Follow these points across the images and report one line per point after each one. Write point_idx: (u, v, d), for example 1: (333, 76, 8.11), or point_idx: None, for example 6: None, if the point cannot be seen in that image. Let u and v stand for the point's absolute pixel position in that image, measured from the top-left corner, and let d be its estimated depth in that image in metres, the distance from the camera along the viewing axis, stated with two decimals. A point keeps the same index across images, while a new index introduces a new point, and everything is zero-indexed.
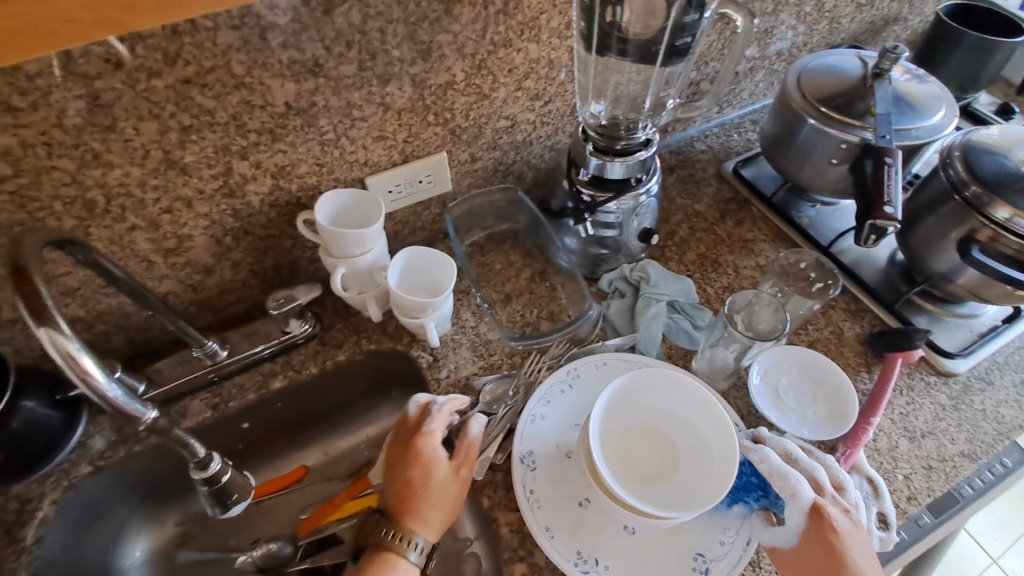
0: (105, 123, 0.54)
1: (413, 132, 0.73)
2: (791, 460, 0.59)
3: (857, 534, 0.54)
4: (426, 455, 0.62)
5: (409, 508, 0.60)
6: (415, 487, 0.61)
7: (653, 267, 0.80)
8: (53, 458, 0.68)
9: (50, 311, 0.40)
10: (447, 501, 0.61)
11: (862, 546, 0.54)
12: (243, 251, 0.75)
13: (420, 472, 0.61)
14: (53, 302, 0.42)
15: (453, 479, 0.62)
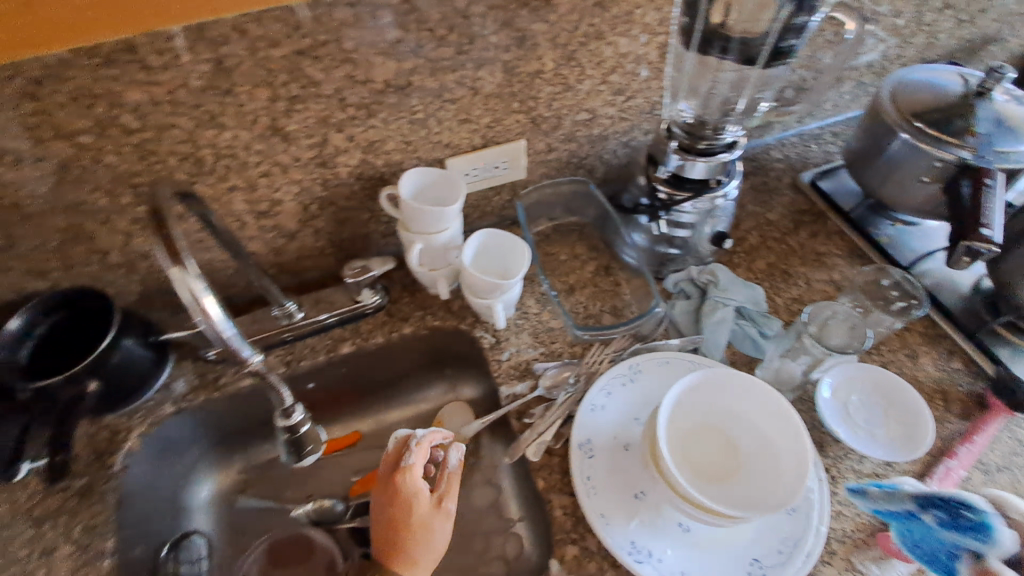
0: (225, 87, 0.58)
1: (496, 118, 0.75)
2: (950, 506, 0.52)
3: None
4: (407, 491, 0.66)
5: (396, 543, 0.64)
6: (399, 521, 0.65)
7: (722, 271, 0.79)
8: (145, 394, 0.74)
9: (181, 253, 0.43)
10: (429, 533, 0.65)
11: None
12: (324, 220, 0.78)
13: (403, 507, 0.65)
14: (185, 246, 0.45)
15: (434, 512, 0.66)
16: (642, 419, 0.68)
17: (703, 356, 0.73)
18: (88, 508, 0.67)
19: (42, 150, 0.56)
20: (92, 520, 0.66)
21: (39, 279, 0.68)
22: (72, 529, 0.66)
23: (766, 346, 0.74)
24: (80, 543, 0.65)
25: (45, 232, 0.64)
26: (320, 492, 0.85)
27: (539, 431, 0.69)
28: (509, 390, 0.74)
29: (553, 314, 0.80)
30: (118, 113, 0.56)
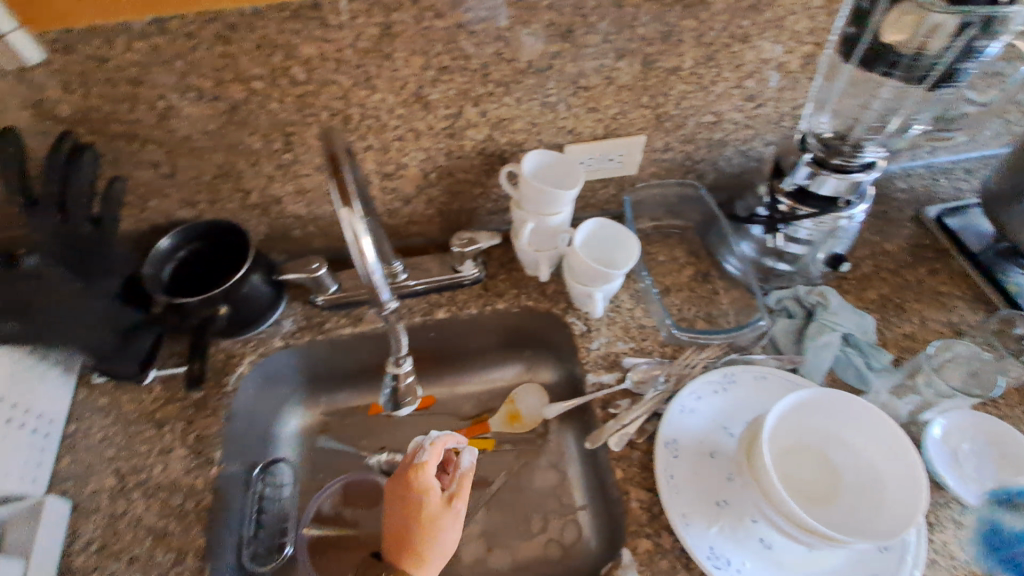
0: (386, 51, 0.61)
1: (623, 111, 0.75)
2: None
3: None
4: (419, 488, 0.66)
5: (405, 539, 0.65)
6: (410, 517, 0.65)
7: (833, 294, 0.77)
8: (259, 326, 0.80)
9: (350, 194, 0.47)
10: (439, 532, 0.65)
11: None
12: (439, 189, 0.82)
13: (413, 505, 0.66)
14: (353, 186, 0.48)
15: (444, 511, 0.66)
16: (730, 429, 0.68)
17: (801, 377, 0.72)
18: (202, 419, 0.73)
19: (220, 90, 0.62)
20: (205, 431, 0.72)
21: (187, 208, 0.75)
22: (187, 434, 0.72)
23: (873, 378, 0.72)
24: (193, 449, 0.71)
25: (203, 166, 0.70)
26: (394, 445, 0.89)
27: (623, 424, 0.70)
28: (595, 378, 0.75)
29: (646, 312, 0.80)
30: (290, 65, 0.61)
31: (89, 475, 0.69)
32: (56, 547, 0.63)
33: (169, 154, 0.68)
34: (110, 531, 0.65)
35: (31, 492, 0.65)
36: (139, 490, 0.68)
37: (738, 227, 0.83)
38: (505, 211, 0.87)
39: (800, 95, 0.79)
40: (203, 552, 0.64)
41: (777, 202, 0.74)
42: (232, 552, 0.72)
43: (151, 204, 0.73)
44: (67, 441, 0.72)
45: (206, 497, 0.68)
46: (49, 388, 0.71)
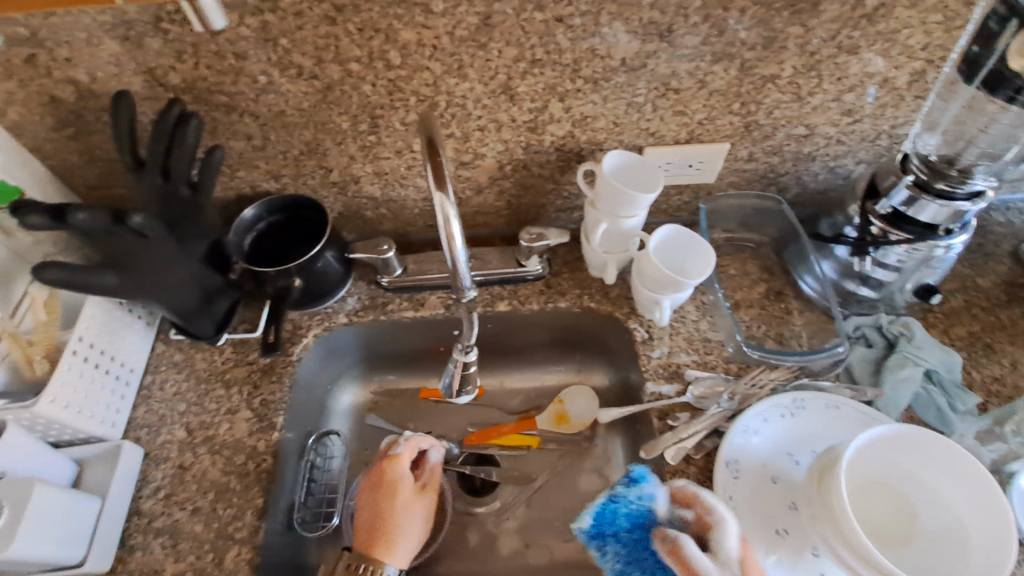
0: (482, 41, 0.62)
1: (711, 116, 0.73)
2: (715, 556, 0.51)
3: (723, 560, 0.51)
4: (395, 479, 0.69)
5: (377, 528, 0.67)
6: (382, 503, 0.68)
7: (918, 326, 0.73)
8: (327, 301, 0.82)
9: (445, 178, 0.50)
10: (410, 517, 0.68)
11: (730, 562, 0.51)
12: (512, 182, 0.81)
13: (389, 493, 0.69)
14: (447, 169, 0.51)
15: (415, 499, 0.70)
16: (796, 456, 0.65)
17: (877, 412, 0.68)
18: (267, 384, 0.75)
19: (319, 69, 0.64)
20: (270, 396, 0.74)
21: (272, 180, 0.78)
22: (253, 397, 0.74)
23: (957, 422, 0.67)
24: (257, 412, 0.73)
25: (291, 141, 0.72)
26: (440, 431, 0.90)
27: (680, 437, 0.67)
28: (654, 388, 0.73)
29: (713, 325, 0.78)
30: (388, 48, 0.62)
31: (162, 425, 0.72)
32: (129, 490, 0.67)
33: (263, 127, 0.70)
34: (177, 481, 0.68)
35: (110, 435, 0.69)
36: (205, 445, 0.71)
37: (820, 246, 0.80)
38: (574, 209, 0.86)
39: (902, 113, 0.74)
40: (261, 511, 0.66)
41: (868, 224, 0.71)
42: (284, 513, 0.74)
43: (239, 174, 0.76)
44: (143, 391, 0.75)
45: (266, 460, 0.70)
46: (133, 339, 0.75)
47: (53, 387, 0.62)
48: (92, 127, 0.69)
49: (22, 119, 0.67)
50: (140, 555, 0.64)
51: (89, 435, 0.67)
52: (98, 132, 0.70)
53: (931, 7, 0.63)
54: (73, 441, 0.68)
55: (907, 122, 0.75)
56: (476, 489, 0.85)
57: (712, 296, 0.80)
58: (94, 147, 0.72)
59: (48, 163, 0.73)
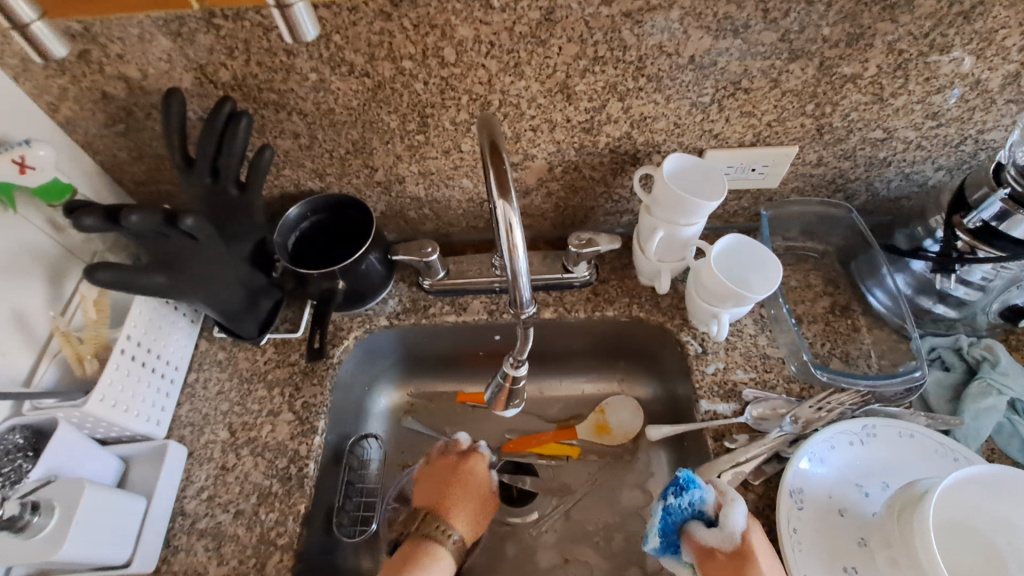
0: (542, 37, 0.59)
1: (781, 117, 0.68)
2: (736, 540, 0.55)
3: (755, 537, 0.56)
4: (486, 474, 0.78)
5: (467, 509, 0.73)
6: (451, 488, 0.74)
7: (1003, 350, 0.67)
8: (369, 303, 0.80)
9: (510, 185, 0.47)
10: (481, 503, 0.75)
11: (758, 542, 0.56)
12: (561, 184, 0.78)
13: (482, 485, 0.76)
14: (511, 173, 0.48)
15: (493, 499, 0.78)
16: (865, 488, 0.60)
17: (956, 442, 0.63)
18: (309, 387, 0.74)
19: (371, 67, 0.62)
20: (311, 399, 0.73)
21: (316, 179, 0.76)
22: (295, 400, 0.73)
23: None
24: (299, 415, 0.72)
25: (338, 140, 0.71)
26: (477, 437, 0.87)
27: (737, 461, 0.64)
28: (710, 406, 0.69)
29: (772, 341, 0.73)
30: (443, 45, 0.60)
31: (205, 425, 0.72)
32: (173, 489, 0.67)
33: (310, 125, 0.69)
34: (220, 482, 0.68)
35: (156, 433, 0.69)
36: (248, 447, 0.70)
37: (894, 258, 0.75)
38: (623, 213, 0.82)
39: (993, 117, 0.68)
40: (303, 518, 0.66)
41: (953, 238, 0.66)
42: (323, 521, 0.72)
43: (284, 172, 0.75)
44: (187, 388, 0.75)
45: (308, 465, 0.69)
46: (177, 337, 0.74)
47: (103, 385, 0.62)
48: (142, 124, 0.69)
49: (74, 115, 0.67)
50: (183, 557, 0.63)
51: (135, 433, 0.67)
52: (147, 128, 0.70)
53: None
54: (120, 438, 0.68)
55: (998, 126, 0.69)
56: (514, 499, 0.83)
57: (774, 310, 0.75)
58: (142, 144, 0.72)
59: (97, 159, 0.73)
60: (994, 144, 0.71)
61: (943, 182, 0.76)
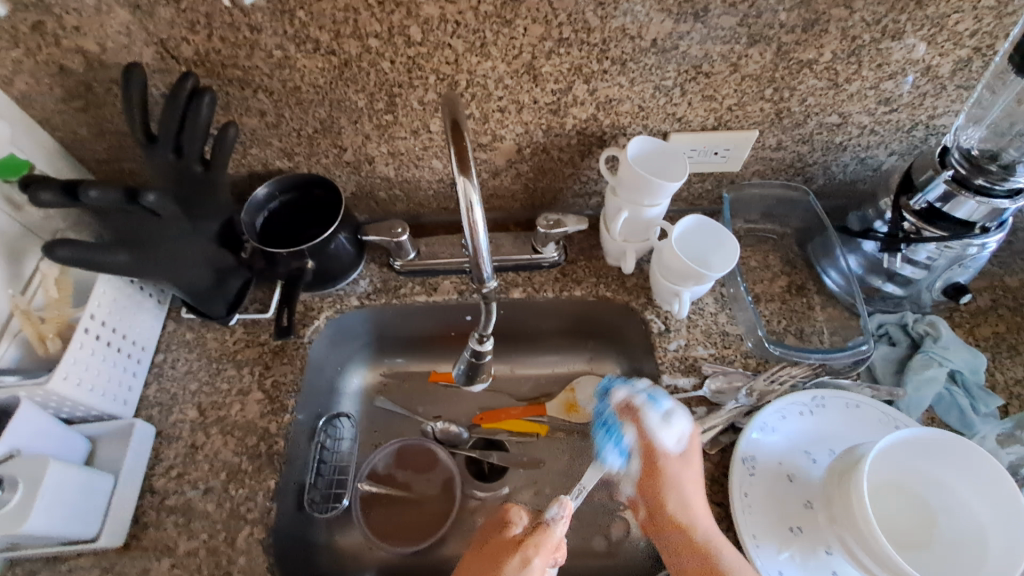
0: (507, 17, 0.59)
1: (741, 102, 0.70)
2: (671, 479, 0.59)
3: (688, 467, 0.60)
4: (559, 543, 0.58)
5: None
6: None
7: (945, 325, 0.71)
8: (339, 283, 0.81)
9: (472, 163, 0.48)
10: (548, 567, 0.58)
11: (691, 476, 0.60)
12: (530, 166, 0.79)
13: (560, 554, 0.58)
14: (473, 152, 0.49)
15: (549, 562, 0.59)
16: (812, 454, 0.64)
17: (899, 412, 0.67)
18: (279, 365, 0.75)
19: (336, 44, 0.62)
20: (282, 377, 0.74)
21: (285, 158, 0.76)
22: (265, 379, 0.74)
23: (978, 423, 0.66)
24: (269, 393, 0.73)
25: (306, 119, 0.70)
26: (449, 415, 0.88)
27: None
28: (671, 380, 0.72)
29: (732, 319, 0.76)
30: (409, 23, 0.60)
31: (173, 404, 0.72)
32: (142, 467, 0.67)
33: (276, 104, 0.68)
34: (189, 460, 0.68)
35: (122, 413, 0.69)
36: (217, 426, 0.71)
37: (847, 240, 0.78)
38: (591, 195, 0.84)
39: (943, 103, 0.71)
40: (272, 493, 0.67)
41: (900, 220, 0.69)
42: (294, 495, 0.73)
43: (252, 152, 0.75)
44: (155, 368, 0.75)
45: (278, 442, 0.70)
46: (144, 318, 0.74)
47: (66, 364, 0.61)
48: (102, 99, 0.67)
49: (29, 89, 0.65)
50: (154, 532, 0.64)
51: (101, 413, 0.67)
52: (108, 104, 0.68)
53: None
54: (86, 418, 0.67)
55: (947, 112, 0.72)
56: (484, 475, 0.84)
57: (733, 288, 0.78)
58: (103, 120, 0.70)
59: (56, 136, 0.71)
60: (943, 130, 0.74)
61: (895, 166, 0.80)
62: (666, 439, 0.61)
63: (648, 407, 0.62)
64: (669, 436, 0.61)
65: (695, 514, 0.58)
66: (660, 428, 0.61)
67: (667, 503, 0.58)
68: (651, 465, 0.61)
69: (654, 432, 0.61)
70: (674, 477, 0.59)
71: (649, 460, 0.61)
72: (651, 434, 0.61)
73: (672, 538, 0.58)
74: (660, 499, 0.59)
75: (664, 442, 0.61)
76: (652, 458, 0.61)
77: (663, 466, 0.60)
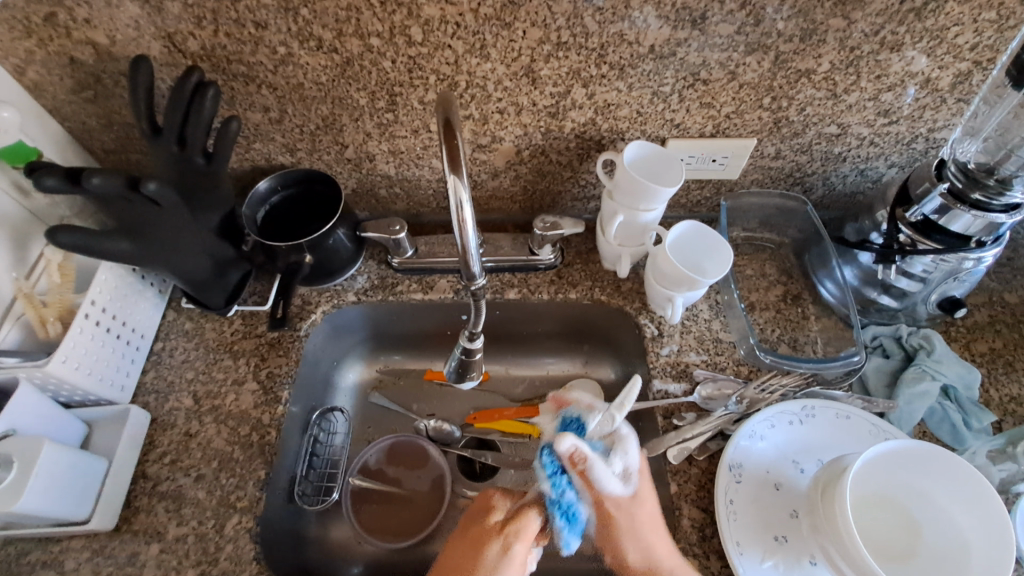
0: (507, 20, 0.60)
1: (740, 110, 0.70)
2: (611, 542, 0.55)
3: (640, 509, 0.55)
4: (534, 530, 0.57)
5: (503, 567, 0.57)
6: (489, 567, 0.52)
7: (939, 339, 0.71)
8: (337, 279, 0.82)
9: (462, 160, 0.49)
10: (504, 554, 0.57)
11: (644, 516, 0.55)
12: (529, 168, 0.79)
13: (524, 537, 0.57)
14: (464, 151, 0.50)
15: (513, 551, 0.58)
16: (801, 464, 0.64)
17: (890, 425, 0.66)
18: (274, 357, 0.76)
19: (339, 43, 0.63)
20: (276, 369, 0.75)
21: (288, 154, 0.77)
22: (260, 370, 0.75)
23: (969, 438, 0.66)
24: (263, 385, 0.74)
25: (308, 115, 0.72)
26: (442, 414, 0.88)
27: (684, 437, 0.67)
28: (661, 385, 0.72)
29: (725, 326, 0.76)
30: (410, 23, 0.61)
31: (170, 392, 0.73)
32: (136, 452, 0.68)
33: (280, 100, 0.70)
34: (182, 448, 0.69)
35: (119, 398, 0.71)
36: (211, 414, 0.72)
37: (844, 251, 0.78)
38: (589, 199, 0.85)
39: (942, 117, 0.71)
40: (262, 483, 0.67)
41: (896, 231, 0.69)
42: (285, 486, 0.73)
43: (255, 146, 0.76)
44: (153, 356, 0.76)
45: (270, 433, 0.70)
46: (144, 306, 0.75)
47: (66, 347, 0.63)
48: (111, 91, 0.69)
49: (40, 79, 0.67)
50: (144, 517, 0.65)
51: (98, 398, 0.68)
52: (116, 96, 0.70)
53: (985, 4, 0.59)
54: (84, 402, 0.68)
55: (946, 126, 0.72)
56: (476, 475, 0.84)
57: (727, 296, 0.78)
58: (112, 112, 0.72)
59: (65, 125, 0.73)
60: (943, 143, 0.74)
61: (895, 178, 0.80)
62: (614, 494, 0.53)
63: (591, 460, 0.52)
64: (619, 483, 0.53)
65: (653, 559, 0.55)
66: (606, 482, 0.52)
67: (625, 551, 0.55)
68: (604, 516, 0.54)
69: (599, 486, 0.53)
70: (627, 523, 0.54)
71: (598, 516, 0.54)
72: (597, 491, 0.53)
73: (627, 570, 0.56)
74: (619, 548, 0.55)
75: (610, 493, 0.53)
76: (602, 511, 0.54)
77: (612, 525, 0.54)
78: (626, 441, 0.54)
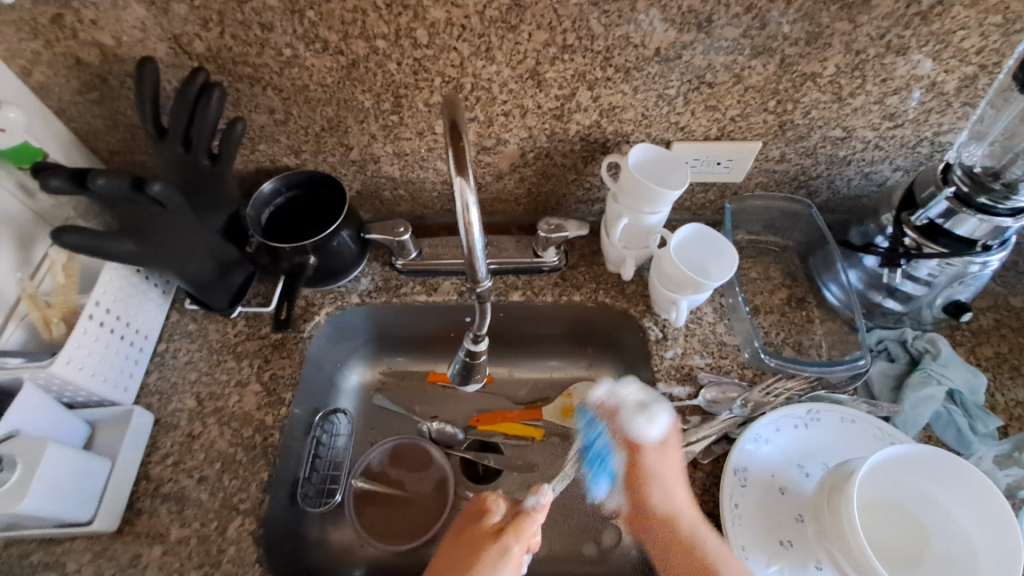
0: (512, 22, 0.60)
1: (745, 113, 0.70)
2: (645, 485, 0.63)
3: (671, 459, 0.64)
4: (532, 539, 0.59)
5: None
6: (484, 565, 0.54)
7: (944, 343, 0.70)
8: (341, 280, 0.82)
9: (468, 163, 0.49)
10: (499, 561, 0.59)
11: (674, 466, 0.63)
12: (533, 170, 0.79)
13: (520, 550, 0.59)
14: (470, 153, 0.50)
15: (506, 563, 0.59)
16: (806, 468, 0.64)
17: (896, 429, 0.66)
18: (278, 359, 0.76)
19: (344, 45, 0.63)
20: (280, 371, 0.75)
21: (292, 155, 0.77)
22: (263, 372, 0.75)
23: (976, 443, 0.65)
24: (267, 386, 0.74)
25: (313, 117, 0.72)
26: (446, 416, 0.88)
27: (689, 440, 0.66)
28: (666, 388, 0.72)
29: (729, 329, 0.76)
30: (415, 26, 0.61)
31: (173, 393, 0.73)
32: (139, 454, 0.68)
33: (285, 102, 0.70)
34: (185, 450, 0.69)
35: (122, 399, 0.70)
36: (214, 416, 0.72)
37: (849, 254, 0.77)
38: (593, 201, 0.84)
39: (947, 120, 0.71)
40: (265, 485, 0.67)
41: (901, 235, 0.69)
42: (288, 488, 0.73)
43: (260, 148, 0.76)
44: (157, 357, 0.76)
45: (273, 435, 0.70)
46: (148, 307, 0.75)
47: (70, 348, 0.62)
48: (116, 92, 0.69)
49: (46, 80, 0.67)
50: (146, 519, 0.65)
51: (102, 399, 0.68)
52: (122, 97, 0.70)
53: (991, 8, 0.59)
54: (87, 403, 0.68)
55: (952, 129, 0.72)
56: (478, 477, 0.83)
57: (731, 298, 0.78)
58: (117, 113, 0.72)
59: (70, 126, 0.73)
60: (948, 147, 0.74)
61: (900, 182, 0.79)
62: (655, 439, 0.65)
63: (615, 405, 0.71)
64: (653, 431, 0.65)
65: (676, 508, 0.61)
66: (648, 426, 0.66)
67: (652, 497, 0.62)
68: (635, 464, 0.65)
69: (638, 429, 0.66)
70: (654, 472, 0.63)
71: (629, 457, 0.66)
72: (631, 433, 0.66)
73: (654, 519, 0.62)
74: (643, 489, 0.63)
75: (654, 437, 0.65)
76: (637, 452, 0.65)
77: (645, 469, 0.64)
78: (655, 403, 0.68)
